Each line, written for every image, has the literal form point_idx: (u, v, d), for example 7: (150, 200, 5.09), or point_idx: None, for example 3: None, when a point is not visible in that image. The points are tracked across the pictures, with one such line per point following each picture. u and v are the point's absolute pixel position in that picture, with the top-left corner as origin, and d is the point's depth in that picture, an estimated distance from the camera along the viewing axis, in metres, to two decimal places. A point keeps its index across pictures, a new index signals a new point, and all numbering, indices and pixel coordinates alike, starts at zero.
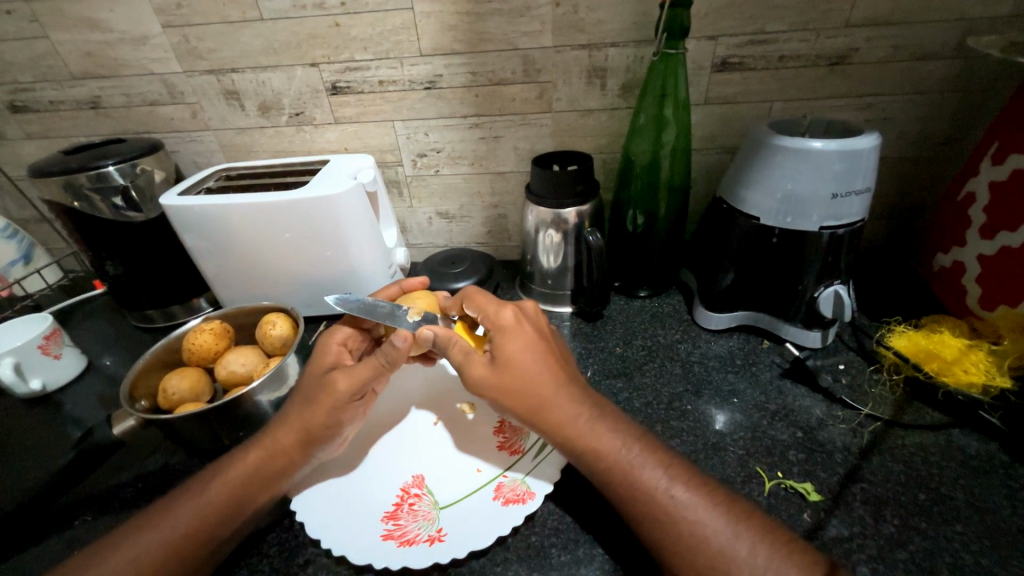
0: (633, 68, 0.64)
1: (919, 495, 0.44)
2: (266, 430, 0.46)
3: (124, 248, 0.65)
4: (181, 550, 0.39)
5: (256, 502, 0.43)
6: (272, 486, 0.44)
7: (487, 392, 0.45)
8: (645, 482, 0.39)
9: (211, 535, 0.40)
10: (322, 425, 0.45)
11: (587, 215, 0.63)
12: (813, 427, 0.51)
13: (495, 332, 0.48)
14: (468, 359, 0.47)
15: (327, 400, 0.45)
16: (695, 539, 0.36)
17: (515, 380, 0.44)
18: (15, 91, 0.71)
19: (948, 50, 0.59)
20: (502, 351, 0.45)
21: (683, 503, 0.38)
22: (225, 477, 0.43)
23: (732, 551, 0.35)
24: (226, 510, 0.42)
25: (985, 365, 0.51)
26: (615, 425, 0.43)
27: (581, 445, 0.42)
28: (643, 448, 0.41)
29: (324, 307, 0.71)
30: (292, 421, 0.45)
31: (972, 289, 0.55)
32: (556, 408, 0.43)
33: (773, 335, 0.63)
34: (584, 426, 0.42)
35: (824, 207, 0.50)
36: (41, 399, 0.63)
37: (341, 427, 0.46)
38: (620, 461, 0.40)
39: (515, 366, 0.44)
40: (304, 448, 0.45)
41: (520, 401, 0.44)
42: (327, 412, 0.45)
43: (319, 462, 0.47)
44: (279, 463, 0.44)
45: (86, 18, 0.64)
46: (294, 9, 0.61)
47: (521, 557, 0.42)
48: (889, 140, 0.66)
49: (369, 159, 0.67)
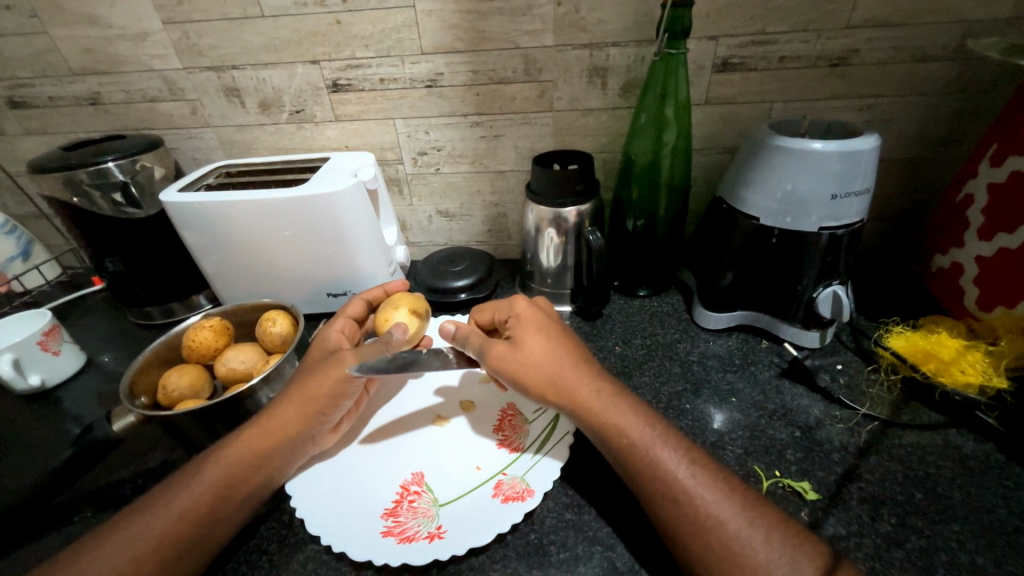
0: (634, 68, 0.64)
1: (915, 494, 0.45)
2: (263, 412, 0.47)
3: (123, 245, 0.65)
4: (180, 527, 0.39)
5: (253, 481, 0.43)
6: (269, 464, 0.45)
7: (506, 372, 0.46)
8: (664, 460, 0.39)
9: (210, 514, 0.41)
10: (328, 395, 0.47)
11: (587, 214, 0.63)
12: (811, 426, 0.52)
13: (515, 321, 0.49)
14: (487, 346, 0.48)
15: (336, 371, 0.48)
16: (712, 520, 0.36)
17: (535, 357, 0.45)
18: (14, 86, 0.71)
19: (947, 52, 0.59)
20: (524, 336, 0.47)
21: (701, 484, 0.38)
22: (223, 456, 0.44)
23: (745, 537, 0.35)
24: (221, 490, 0.42)
25: (982, 366, 0.51)
26: (634, 406, 0.43)
27: (601, 421, 0.42)
28: (663, 429, 0.42)
29: (324, 305, 0.71)
30: (293, 397, 0.47)
31: (971, 290, 0.55)
32: (577, 385, 0.44)
33: (771, 336, 0.64)
34: (606, 401, 0.43)
35: (824, 208, 0.51)
36: (40, 395, 0.63)
37: (340, 404, 0.49)
38: (640, 437, 0.41)
39: (534, 346, 0.46)
40: (303, 423, 0.46)
41: (541, 377, 0.45)
42: (334, 383, 0.47)
43: (314, 449, 0.49)
44: (279, 439, 0.45)
45: (86, 13, 0.63)
46: (296, 6, 0.61)
47: (521, 554, 0.42)
48: (888, 142, 0.67)
49: (369, 157, 0.67)
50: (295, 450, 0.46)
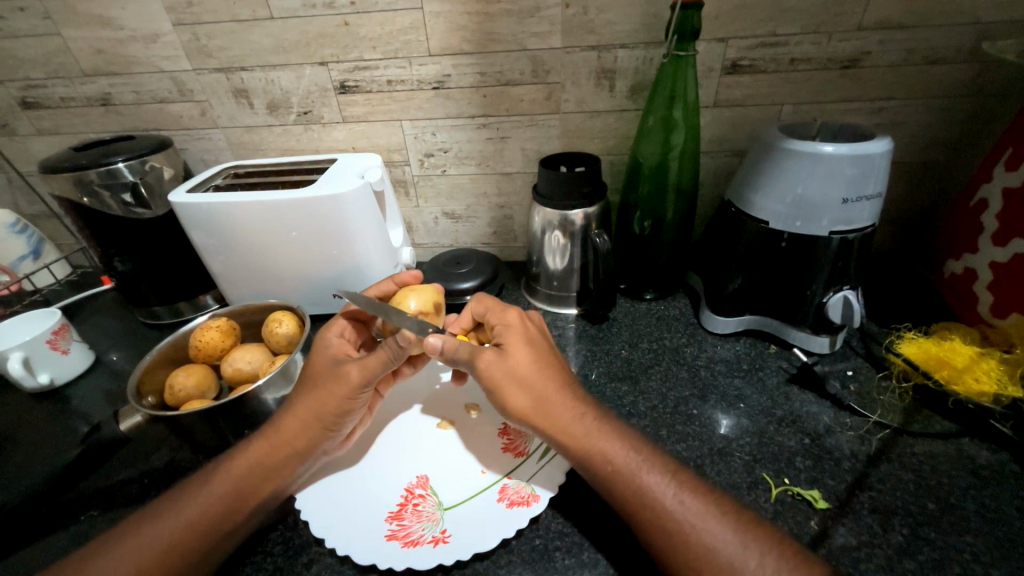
0: (642, 69, 0.63)
1: (927, 505, 0.44)
2: (272, 423, 0.47)
3: (132, 244, 0.66)
4: (189, 535, 0.40)
5: (261, 493, 0.43)
6: (280, 475, 0.45)
7: (492, 385, 0.45)
8: (650, 487, 0.39)
9: (218, 522, 0.41)
10: (333, 412, 0.46)
11: (594, 217, 0.63)
12: (820, 433, 0.51)
13: (501, 334, 0.49)
14: (473, 360, 0.47)
15: (338, 387, 0.47)
16: (703, 548, 0.36)
17: (519, 370, 0.45)
18: (27, 87, 0.71)
19: (961, 55, 0.58)
20: (511, 346, 0.47)
21: (690, 510, 0.37)
22: (231, 467, 0.44)
23: (740, 565, 0.35)
24: (230, 499, 0.42)
25: (996, 374, 0.50)
26: (619, 430, 0.43)
27: (584, 443, 0.42)
28: (651, 453, 0.42)
29: (330, 306, 0.71)
30: (297, 411, 0.46)
31: (984, 296, 0.54)
32: (562, 407, 0.44)
33: (780, 340, 0.63)
34: (590, 423, 0.43)
35: (835, 211, 0.50)
36: (49, 393, 0.63)
37: (347, 418, 0.48)
38: (626, 462, 0.40)
39: (519, 359, 0.46)
40: (310, 438, 0.46)
41: (525, 397, 0.44)
42: (338, 400, 0.47)
43: (324, 457, 0.48)
44: (283, 453, 0.45)
45: (98, 15, 0.64)
46: (304, 8, 0.61)
47: (526, 560, 0.42)
48: (900, 146, 0.66)
49: (376, 158, 0.67)
50: (301, 462, 0.46)
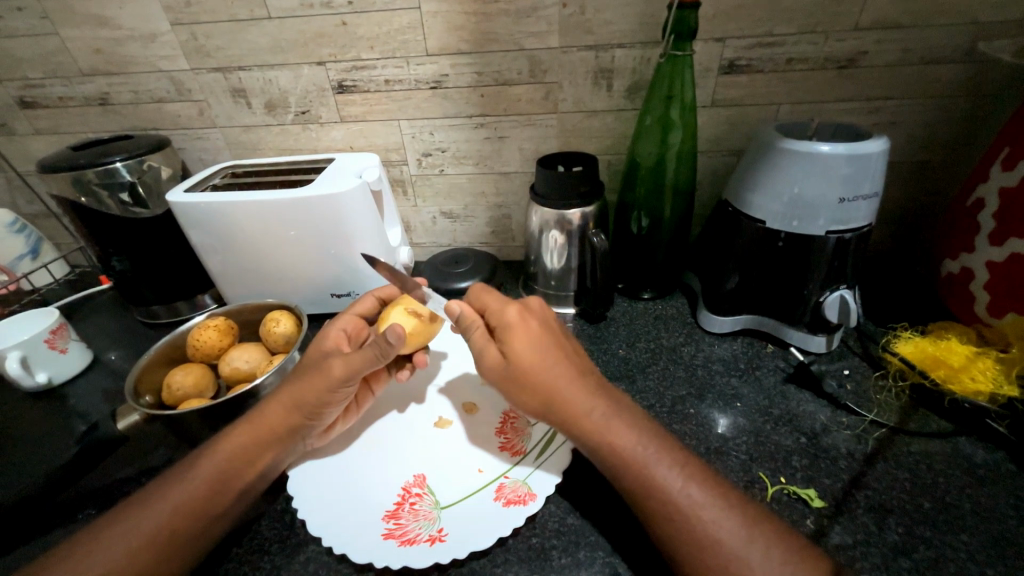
0: (640, 69, 0.63)
1: (924, 503, 0.44)
2: (254, 409, 0.47)
3: (129, 243, 0.65)
4: (175, 520, 0.40)
5: (243, 479, 0.44)
6: (262, 460, 0.45)
7: (501, 383, 0.46)
8: (660, 480, 0.39)
9: (204, 508, 0.41)
10: (313, 403, 0.46)
11: (592, 216, 0.63)
12: (816, 433, 0.51)
13: (502, 331, 0.47)
14: (481, 352, 0.47)
15: (320, 379, 0.46)
16: (709, 540, 0.36)
17: (526, 371, 0.44)
18: (25, 86, 0.71)
19: (958, 55, 0.58)
20: (513, 347, 0.45)
21: (698, 502, 0.37)
22: (214, 454, 0.44)
23: (743, 559, 0.35)
24: (212, 483, 0.42)
25: (992, 373, 0.50)
26: (630, 422, 0.43)
27: (594, 437, 0.42)
28: (659, 445, 0.41)
29: (328, 306, 0.71)
30: (279, 399, 0.47)
31: (981, 295, 0.54)
32: (571, 405, 0.43)
33: (777, 340, 0.63)
34: (599, 419, 0.42)
35: (831, 211, 0.50)
36: (47, 392, 0.63)
37: (328, 408, 0.48)
38: (635, 457, 0.40)
39: (523, 360, 0.45)
40: (290, 425, 0.46)
41: (534, 397, 0.45)
42: (319, 390, 0.46)
43: (301, 446, 0.48)
44: (266, 438, 0.45)
45: (95, 15, 0.64)
46: (301, 8, 0.61)
47: (522, 558, 0.42)
48: (897, 146, 0.66)
49: (373, 159, 0.67)
50: (283, 448, 0.46)
